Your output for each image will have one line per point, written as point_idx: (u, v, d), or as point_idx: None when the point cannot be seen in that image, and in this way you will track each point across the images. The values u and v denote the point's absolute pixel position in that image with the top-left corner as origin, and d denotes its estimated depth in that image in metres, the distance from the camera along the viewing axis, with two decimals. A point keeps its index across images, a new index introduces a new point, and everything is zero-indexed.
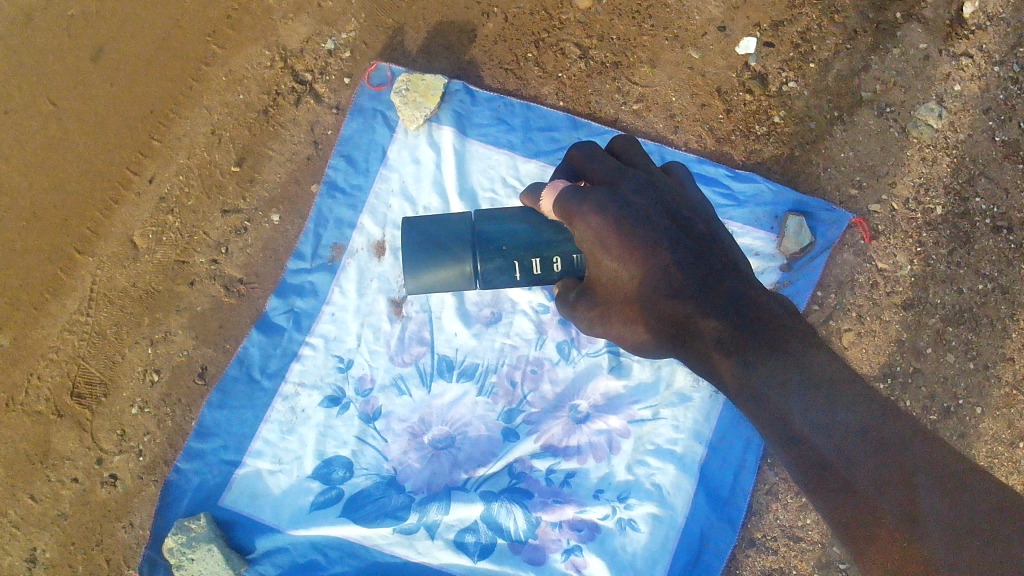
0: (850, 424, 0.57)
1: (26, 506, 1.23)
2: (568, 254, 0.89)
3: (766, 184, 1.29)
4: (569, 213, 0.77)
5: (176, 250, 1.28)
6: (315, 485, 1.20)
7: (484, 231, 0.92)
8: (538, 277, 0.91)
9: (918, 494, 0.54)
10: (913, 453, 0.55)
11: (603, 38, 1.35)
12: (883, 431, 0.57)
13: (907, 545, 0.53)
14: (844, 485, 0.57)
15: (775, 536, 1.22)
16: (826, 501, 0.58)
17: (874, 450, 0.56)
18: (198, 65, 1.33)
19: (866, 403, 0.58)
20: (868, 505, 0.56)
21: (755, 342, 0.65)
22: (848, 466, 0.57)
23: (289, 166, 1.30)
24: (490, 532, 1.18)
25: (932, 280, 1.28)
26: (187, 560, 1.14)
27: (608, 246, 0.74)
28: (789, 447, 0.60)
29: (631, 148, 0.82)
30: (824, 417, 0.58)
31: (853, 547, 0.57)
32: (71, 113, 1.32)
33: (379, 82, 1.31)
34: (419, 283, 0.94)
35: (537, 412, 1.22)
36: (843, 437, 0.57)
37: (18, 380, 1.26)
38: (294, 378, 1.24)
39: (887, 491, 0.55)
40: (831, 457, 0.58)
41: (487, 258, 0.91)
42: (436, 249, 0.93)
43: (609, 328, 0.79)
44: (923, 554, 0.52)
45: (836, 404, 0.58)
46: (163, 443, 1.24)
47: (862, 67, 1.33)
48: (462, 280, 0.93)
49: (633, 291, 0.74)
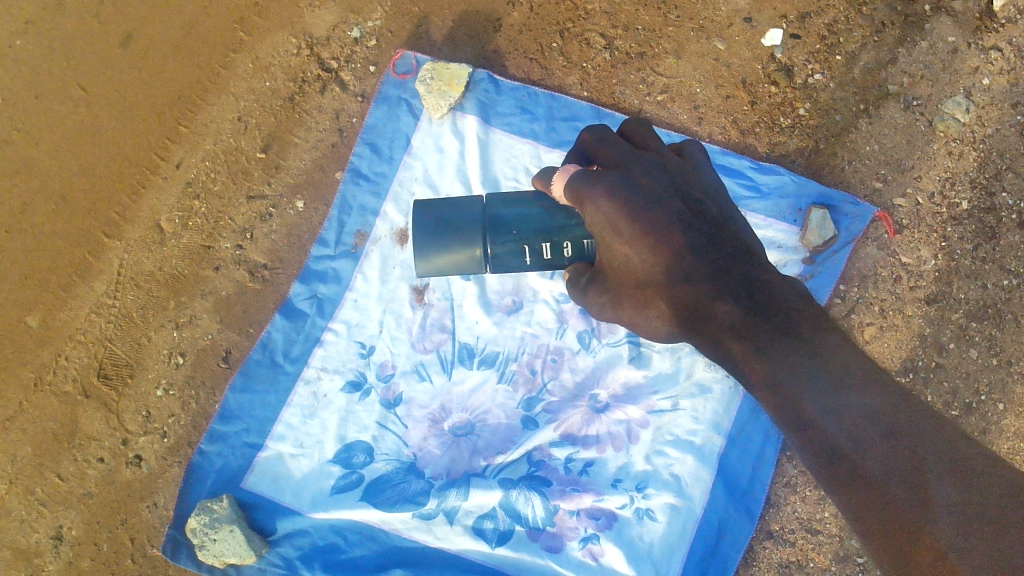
0: (863, 409, 0.58)
1: (52, 484, 1.25)
2: (578, 239, 0.89)
3: (790, 177, 1.29)
4: (580, 195, 0.78)
5: (202, 234, 1.29)
6: (335, 469, 1.22)
7: (497, 215, 0.93)
8: (549, 262, 0.92)
9: (929, 481, 0.55)
10: (922, 439, 0.57)
11: (629, 28, 1.34)
12: (895, 417, 0.58)
13: (919, 529, 0.54)
14: (854, 471, 0.57)
15: (793, 529, 1.22)
16: (834, 485, 0.58)
17: (885, 435, 0.57)
18: (226, 52, 1.34)
19: (877, 388, 0.59)
20: (878, 489, 0.56)
21: (767, 325, 0.64)
22: (859, 451, 0.57)
23: (314, 153, 1.31)
24: (508, 519, 1.19)
25: (956, 275, 1.28)
26: (209, 540, 1.15)
27: (620, 230, 0.75)
28: (798, 431, 0.60)
29: (644, 132, 0.84)
30: (836, 402, 0.59)
31: (861, 529, 0.57)
32: (100, 98, 1.34)
33: (404, 71, 1.32)
34: (431, 266, 0.96)
35: (557, 401, 1.23)
36: (854, 422, 0.58)
37: (46, 361, 1.28)
38: (316, 363, 1.25)
39: (899, 476, 0.56)
40: (842, 442, 0.58)
41: (496, 242, 0.92)
42: (447, 232, 0.95)
43: (620, 312, 0.79)
44: (935, 538, 0.53)
45: (849, 389, 0.59)
46: (187, 426, 1.25)
47: (889, 60, 1.32)
48: (472, 263, 0.95)
49: (645, 275, 0.74)
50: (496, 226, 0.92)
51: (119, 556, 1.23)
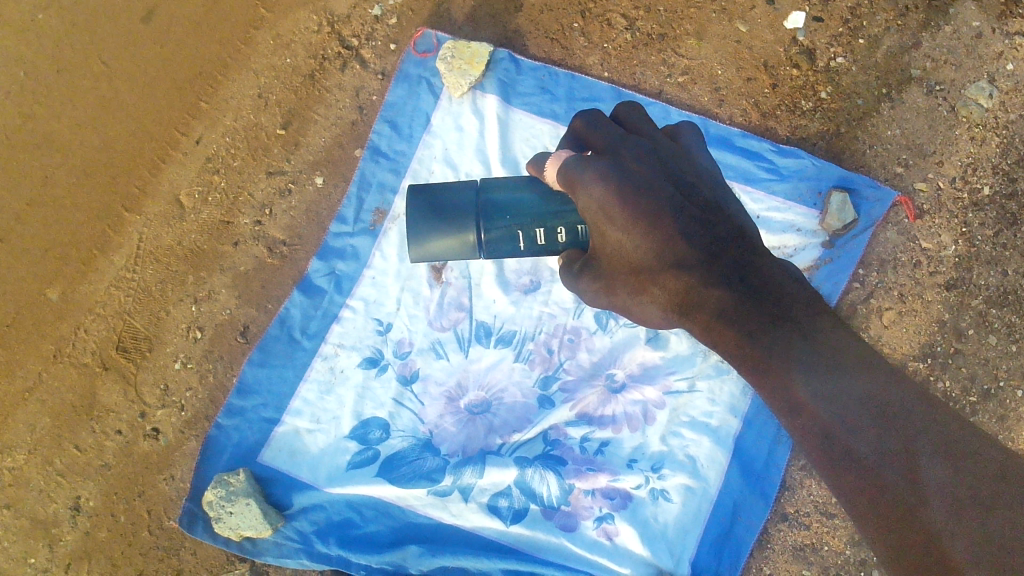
0: (854, 392, 0.57)
1: (70, 456, 1.26)
2: (573, 224, 0.86)
3: (810, 160, 1.28)
4: (573, 182, 0.73)
5: (221, 210, 1.30)
6: (352, 444, 1.22)
7: (492, 200, 0.89)
8: (542, 248, 0.88)
9: (919, 463, 0.55)
10: (914, 420, 0.56)
11: (650, 10, 1.34)
12: (885, 398, 0.57)
13: (910, 512, 0.54)
14: (847, 455, 0.56)
15: (808, 512, 1.22)
16: (829, 469, 0.58)
17: (876, 417, 0.56)
18: (247, 29, 1.35)
19: (868, 370, 0.58)
20: (871, 472, 0.55)
21: (762, 309, 0.63)
22: (852, 435, 0.56)
23: (334, 130, 1.31)
24: (523, 497, 1.19)
25: (976, 261, 1.27)
26: (225, 513, 1.16)
27: (613, 216, 0.70)
28: (792, 416, 0.60)
29: (636, 116, 0.80)
30: (826, 386, 0.57)
31: (855, 511, 0.57)
32: (121, 74, 1.35)
33: (425, 49, 1.32)
34: (423, 250, 0.91)
35: (573, 380, 1.23)
36: (844, 406, 0.57)
37: (65, 334, 1.29)
38: (333, 339, 1.25)
39: (889, 459, 0.55)
40: (834, 426, 0.57)
41: (490, 228, 0.89)
42: (440, 215, 0.90)
43: (615, 300, 0.74)
44: (926, 520, 0.53)
45: (839, 371, 0.58)
46: (205, 400, 1.26)
47: (912, 44, 1.31)
48: (465, 249, 0.91)
49: (641, 262, 0.70)
50: (490, 212, 0.89)
51: (136, 527, 1.24)
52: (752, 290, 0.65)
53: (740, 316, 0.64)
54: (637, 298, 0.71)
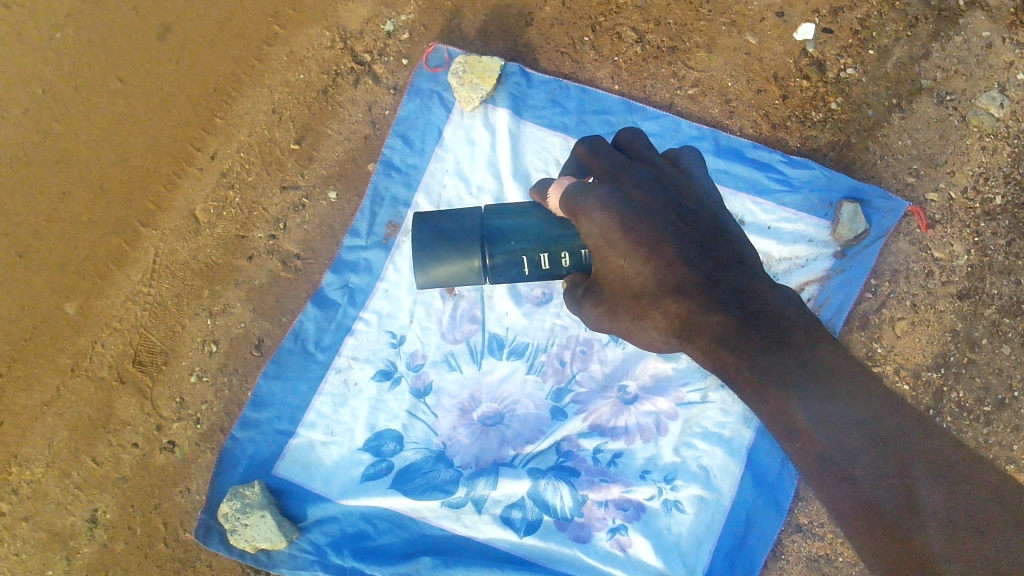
0: (851, 416, 0.56)
1: (87, 469, 1.27)
2: (577, 250, 0.85)
3: (821, 170, 1.29)
4: (574, 209, 0.73)
5: (236, 224, 1.31)
6: (365, 456, 1.23)
7: (497, 226, 0.91)
8: (547, 273, 0.88)
9: (916, 488, 0.53)
10: (910, 441, 0.55)
11: (660, 23, 1.35)
12: (882, 422, 0.56)
13: (906, 536, 0.53)
14: (845, 480, 0.55)
15: (822, 523, 1.22)
16: (829, 495, 0.57)
17: (874, 441, 0.55)
18: (261, 45, 1.36)
19: (864, 393, 0.57)
20: (866, 496, 0.54)
21: (762, 332, 0.63)
22: (849, 460, 0.55)
23: (347, 145, 1.33)
24: (537, 509, 1.19)
25: (989, 271, 1.27)
26: (240, 525, 1.16)
27: (614, 243, 0.70)
28: (791, 440, 0.59)
29: (640, 142, 0.80)
30: (823, 410, 0.57)
31: (853, 536, 0.56)
32: (137, 90, 1.36)
33: (436, 64, 1.33)
34: (428, 277, 0.93)
35: (586, 392, 1.23)
36: (840, 428, 0.56)
37: (83, 348, 1.30)
38: (347, 352, 1.26)
39: (887, 484, 0.54)
40: (831, 450, 0.56)
41: (495, 253, 0.89)
42: (446, 242, 0.91)
43: (618, 325, 0.74)
44: (924, 546, 0.52)
45: (835, 394, 0.57)
46: (220, 412, 1.27)
47: (922, 55, 1.31)
48: (471, 275, 0.92)
49: (640, 287, 0.70)
50: (496, 237, 0.90)
51: (152, 539, 1.25)
52: (755, 309, 0.65)
53: (739, 342, 0.64)
54: (639, 322, 0.71)
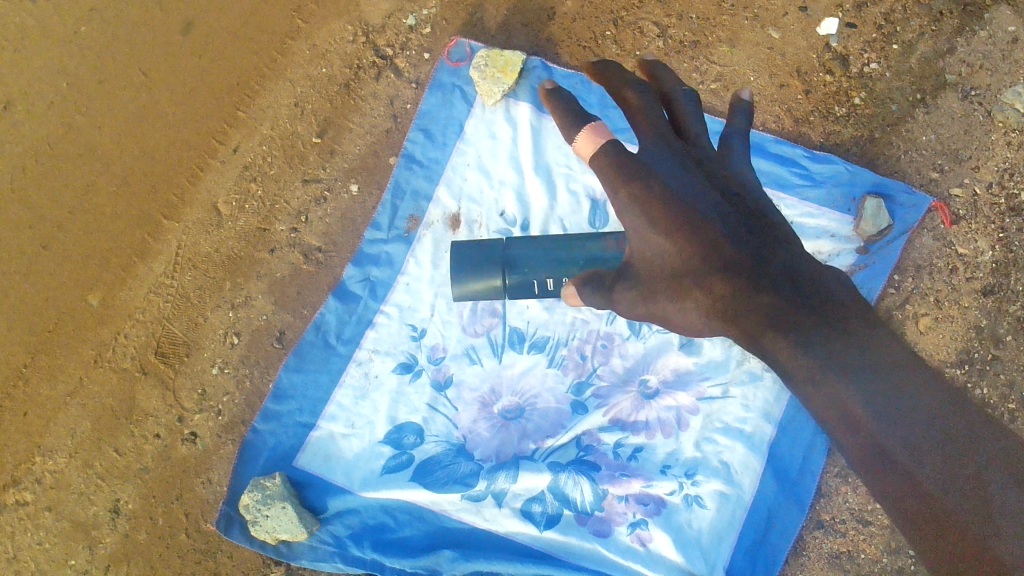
0: (907, 403, 0.54)
1: (110, 459, 1.27)
2: None
3: (844, 165, 1.28)
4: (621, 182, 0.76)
5: (258, 217, 1.32)
6: (386, 449, 1.23)
7: None
8: None
9: (980, 479, 0.51)
10: (973, 435, 0.52)
11: (682, 17, 1.35)
12: (941, 408, 0.53)
13: (967, 531, 0.51)
14: (900, 471, 0.53)
15: (844, 519, 1.21)
16: (878, 481, 0.54)
17: (934, 429, 0.53)
18: (284, 39, 1.37)
19: (927, 382, 0.54)
20: (926, 489, 0.52)
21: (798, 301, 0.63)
22: (905, 447, 0.53)
23: (368, 138, 1.33)
24: (557, 503, 1.19)
25: (1015, 266, 1.25)
26: (261, 516, 1.17)
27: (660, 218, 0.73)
28: (841, 424, 0.56)
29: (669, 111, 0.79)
30: (877, 395, 0.54)
31: (907, 528, 0.53)
32: (161, 84, 1.37)
33: (458, 58, 1.33)
34: None
35: (606, 386, 1.23)
36: (898, 418, 0.53)
37: (106, 339, 1.30)
38: (368, 345, 1.26)
39: (948, 476, 0.52)
40: (885, 438, 0.54)
41: None
42: None
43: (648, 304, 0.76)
44: (987, 542, 0.50)
45: (891, 383, 0.55)
46: (242, 404, 1.28)
47: (947, 49, 1.31)
48: None
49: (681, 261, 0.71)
50: None
51: (174, 530, 1.25)
52: None
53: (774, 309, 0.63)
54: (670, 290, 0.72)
